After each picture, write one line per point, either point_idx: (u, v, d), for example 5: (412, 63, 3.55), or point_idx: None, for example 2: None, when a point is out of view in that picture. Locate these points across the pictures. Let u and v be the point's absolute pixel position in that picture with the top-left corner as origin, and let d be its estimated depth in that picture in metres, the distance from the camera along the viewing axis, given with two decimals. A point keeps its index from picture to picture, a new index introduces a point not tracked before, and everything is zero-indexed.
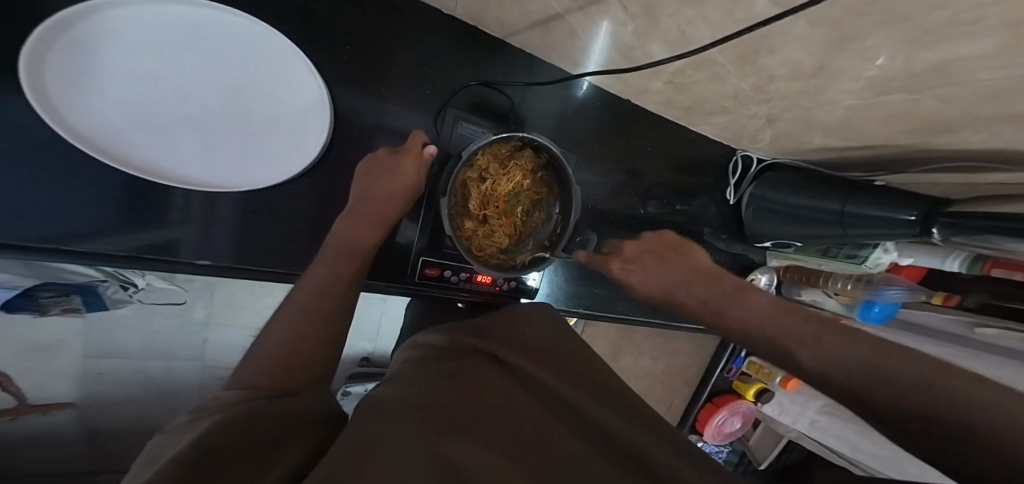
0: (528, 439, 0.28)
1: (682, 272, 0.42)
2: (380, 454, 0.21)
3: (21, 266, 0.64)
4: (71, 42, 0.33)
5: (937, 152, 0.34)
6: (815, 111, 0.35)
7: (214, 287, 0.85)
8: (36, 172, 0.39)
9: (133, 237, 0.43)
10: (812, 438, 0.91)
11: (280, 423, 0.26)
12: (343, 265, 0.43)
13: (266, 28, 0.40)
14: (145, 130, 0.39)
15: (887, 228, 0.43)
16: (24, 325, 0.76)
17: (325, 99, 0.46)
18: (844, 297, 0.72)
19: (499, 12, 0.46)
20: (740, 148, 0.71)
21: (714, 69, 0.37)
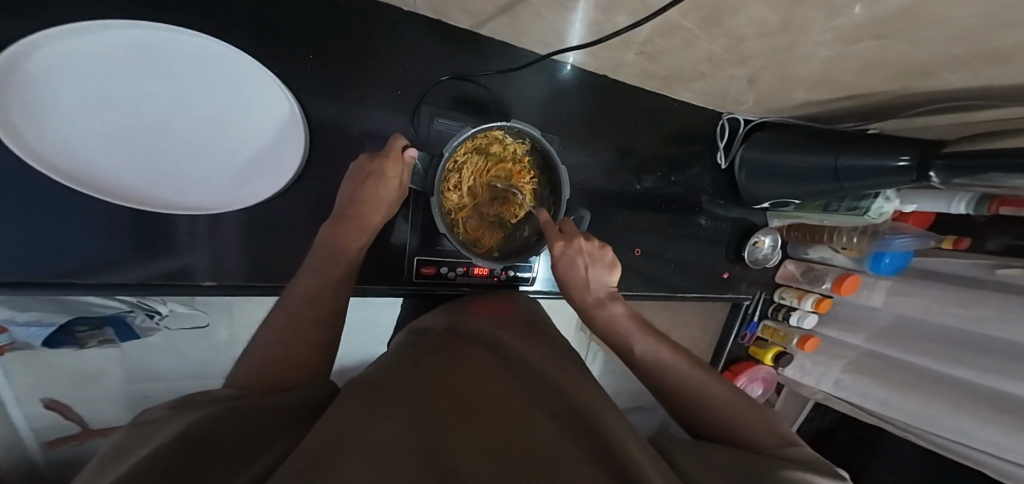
0: (507, 428, 0.29)
1: (597, 288, 0.51)
2: (361, 448, 0.22)
3: (50, 302, 0.68)
4: (32, 71, 0.34)
5: (929, 89, 0.32)
6: (794, 64, 0.34)
7: (231, 307, 0.91)
8: (43, 215, 0.41)
9: (142, 265, 0.45)
10: (839, 397, 0.87)
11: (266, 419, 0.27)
12: (335, 273, 0.44)
13: (230, 48, 0.40)
14: (115, 154, 0.40)
15: (884, 176, 0.41)
16: (68, 360, 0.82)
17: (298, 114, 0.47)
18: (852, 251, 0.72)
19: (463, 3, 0.45)
20: (726, 110, 0.69)
21: (683, 35, 0.36)
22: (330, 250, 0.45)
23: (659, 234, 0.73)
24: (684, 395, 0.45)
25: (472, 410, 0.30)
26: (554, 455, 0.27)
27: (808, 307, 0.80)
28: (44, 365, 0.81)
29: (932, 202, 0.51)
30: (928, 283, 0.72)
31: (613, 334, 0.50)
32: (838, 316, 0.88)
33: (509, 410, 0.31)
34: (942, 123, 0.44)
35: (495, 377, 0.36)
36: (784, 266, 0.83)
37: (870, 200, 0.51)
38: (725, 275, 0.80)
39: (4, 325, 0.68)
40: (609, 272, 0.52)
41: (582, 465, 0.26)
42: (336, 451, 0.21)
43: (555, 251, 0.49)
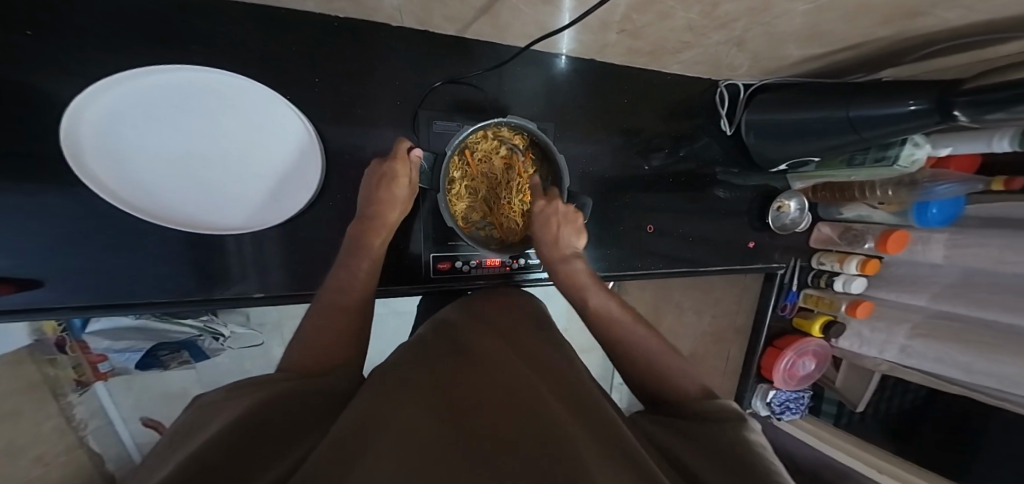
0: (517, 397, 0.31)
1: (568, 244, 0.54)
2: (387, 431, 0.25)
3: (137, 330, 0.80)
4: (97, 118, 0.40)
5: (931, 23, 0.30)
6: (781, 15, 0.32)
7: (282, 325, 1.01)
8: (116, 253, 0.48)
9: (198, 287, 0.52)
10: (915, 369, 0.79)
11: (301, 408, 0.31)
12: (365, 267, 0.49)
13: (247, 80, 0.45)
14: (162, 187, 0.45)
15: (902, 122, 0.38)
16: (159, 382, 0.96)
17: (313, 134, 0.50)
18: (891, 205, 0.66)
19: (442, 10, 0.47)
20: (723, 77, 0.67)
21: (659, 7, 0.35)
22: (353, 249, 0.49)
23: (675, 210, 0.71)
24: (632, 366, 0.45)
25: (486, 388, 0.32)
26: (559, 417, 0.28)
27: (852, 270, 0.74)
28: (141, 388, 0.95)
29: (972, 142, 0.47)
30: (991, 231, 0.65)
31: (571, 286, 0.53)
32: (892, 278, 0.80)
33: (519, 386, 0.33)
34: (961, 62, 0.41)
35: (505, 364, 0.37)
36: (819, 229, 0.80)
37: (897, 148, 0.47)
38: (752, 245, 0.77)
39: (105, 354, 0.81)
40: (578, 236, 0.55)
41: (585, 431, 0.28)
42: (355, 450, 0.23)
43: (535, 207, 0.55)
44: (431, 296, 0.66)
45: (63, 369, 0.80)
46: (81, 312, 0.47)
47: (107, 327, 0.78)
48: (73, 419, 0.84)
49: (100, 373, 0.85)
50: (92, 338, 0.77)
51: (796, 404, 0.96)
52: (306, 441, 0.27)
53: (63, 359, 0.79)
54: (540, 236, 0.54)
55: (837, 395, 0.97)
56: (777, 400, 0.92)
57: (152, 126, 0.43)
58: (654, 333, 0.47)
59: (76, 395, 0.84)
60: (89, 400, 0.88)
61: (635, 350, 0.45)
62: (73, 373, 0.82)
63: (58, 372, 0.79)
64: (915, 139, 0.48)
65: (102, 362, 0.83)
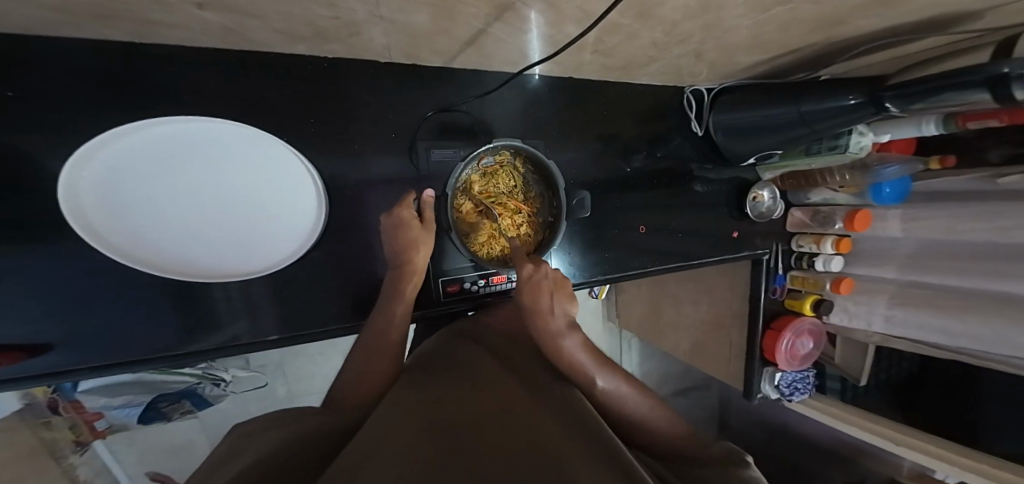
0: (488, 408, 0.38)
1: (558, 316, 0.51)
2: (379, 443, 0.31)
3: (131, 384, 0.78)
4: (94, 174, 0.41)
5: (854, 28, 0.35)
6: (728, 30, 0.37)
7: (283, 365, 1.00)
8: (130, 307, 0.48)
9: (212, 335, 0.53)
10: (898, 336, 0.82)
11: (314, 445, 0.37)
12: (400, 312, 0.52)
13: (248, 126, 0.48)
14: (169, 235, 0.47)
15: (845, 114, 0.44)
16: (163, 435, 0.93)
17: (314, 172, 0.55)
18: (850, 188, 0.72)
19: (429, 45, 0.52)
20: (686, 84, 0.73)
21: (626, 30, 0.40)
22: (389, 299, 0.52)
23: (661, 208, 0.75)
24: (623, 422, 0.48)
25: (463, 400, 0.39)
26: (519, 422, 0.36)
27: (829, 250, 0.80)
28: (145, 442, 0.92)
29: (905, 127, 0.55)
30: (941, 202, 0.71)
31: (568, 367, 0.50)
32: (863, 254, 0.86)
33: (489, 399, 0.40)
34: (879, 60, 0.48)
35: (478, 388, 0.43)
36: (792, 214, 0.85)
37: (846, 137, 0.53)
38: (735, 234, 0.82)
39: (103, 411, 0.80)
40: (570, 302, 0.53)
41: (539, 426, 0.35)
42: (359, 461, 0.29)
43: (522, 272, 0.53)
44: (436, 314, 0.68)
45: (60, 431, 0.79)
46: (86, 372, 0.47)
47: (100, 384, 0.75)
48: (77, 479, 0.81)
49: (99, 431, 0.84)
50: (85, 397, 0.75)
51: (804, 384, 0.97)
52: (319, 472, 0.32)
53: (58, 420, 0.78)
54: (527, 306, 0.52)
55: (839, 371, 1.01)
56: (784, 381, 0.94)
57: (154, 177, 0.44)
58: (653, 403, 0.49)
59: (78, 455, 0.83)
60: (91, 460, 0.85)
61: (640, 419, 0.47)
62: (71, 434, 0.81)
63: (54, 434, 0.78)
64: (861, 128, 0.54)
65: (98, 420, 0.82)
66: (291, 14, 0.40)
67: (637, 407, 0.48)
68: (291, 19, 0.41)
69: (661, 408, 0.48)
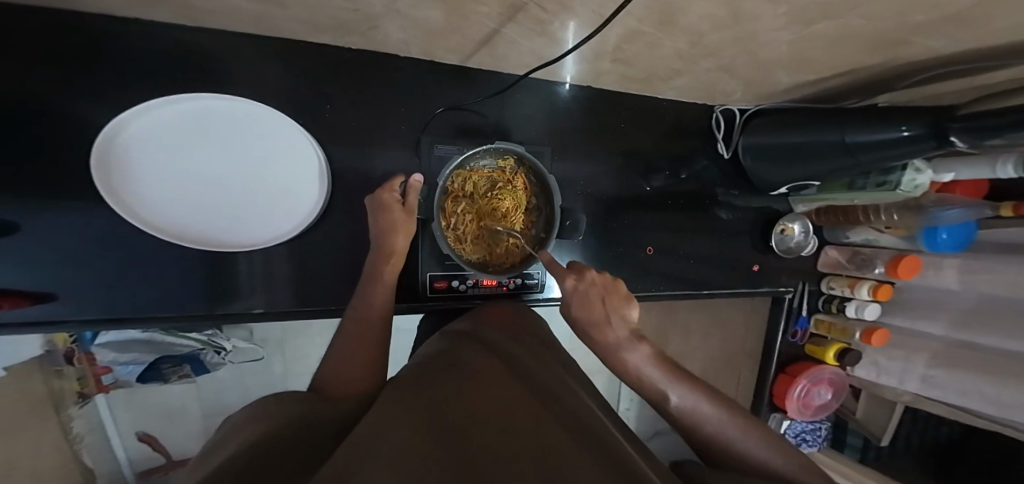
0: (514, 410, 0.28)
1: (618, 326, 0.49)
2: (381, 433, 0.23)
3: (141, 343, 0.79)
4: (123, 146, 0.43)
5: (918, 51, 0.30)
6: (763, 43, 0.33)
7: (283, 342, 1.01)
8: (128, 267, 0.48)
9: (204, 299, 0.51)
10: (933, 398, 0.74)
11: (292, 434, 0.28)
12: (377, 296, 0.49)
13: (261, 106, 0.48)
14: (181, 210, 0.47)
15: (896, 148, 0.38)
16: (160, 395, 0.96)
17: (320, 155, 0.52)
18: (897, 229, 0.63)
19: (443, 43, 0.49)
20: (718, 102, 0.67)
21: (647, 38, 0.37)
22: (369, 280, 0.51)
23: (677, 231, 0.70)
24: (715, 447, 0.43)
25: (483, 396, 0.30)
26: (553, 430, 0.26)
27: (864, 295, 0.71)
28: (144, 401, 0.95)
29: (976, 168, 0.47)
30: (1005, 259, 0.63)
31: (631, 377, 0.48)
32: (904, 304, 0.77)
33: (514, 398, 0.31)
34: (959, 88, 0.41)
35: (500, 389, 0.33)
36: (826, 253, 0.78)
37: (898, 173, 0.46)
38: (755, 268, 0.75)
39: (110, 366, 0.81)
40: (629, 306, 0.52)
41: (578, 439, 0.26)
42: (352, 451, 0.20)
43: (566, 287, 0.52)
44: (427, 317, 0.65)
45: (69, 381, 0.81)
46: (90, 324, 0.47)
47: (116, 341, 0.78)
48: (71, 433, 0.82)
49: (103, 385, 0.86)
50: (99, 351, 0.77)
51: (814, 436, 0.90)
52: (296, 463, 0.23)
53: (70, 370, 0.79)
54: (583, 318, 0.51)
55: (861, 430, 0.91)
56: (793, 431, 0.87)
57: (176, 152, 0.45)
58: (743, 426, 0.43)
59: (78, 407, 0.84)
60: (89, 413, 0.87)
61: (738, 453, 0.41)
62: (77, 384, 0.82)
63: (62, 383, 0.79)
64: (917, 164, 0.47)
65: (105, 374, 0.84)
66: (308, 7, 0.39)
67: (731, 431, 0.43)
68: (311, 12, 0.40)
69: (746, 426, 0.43)
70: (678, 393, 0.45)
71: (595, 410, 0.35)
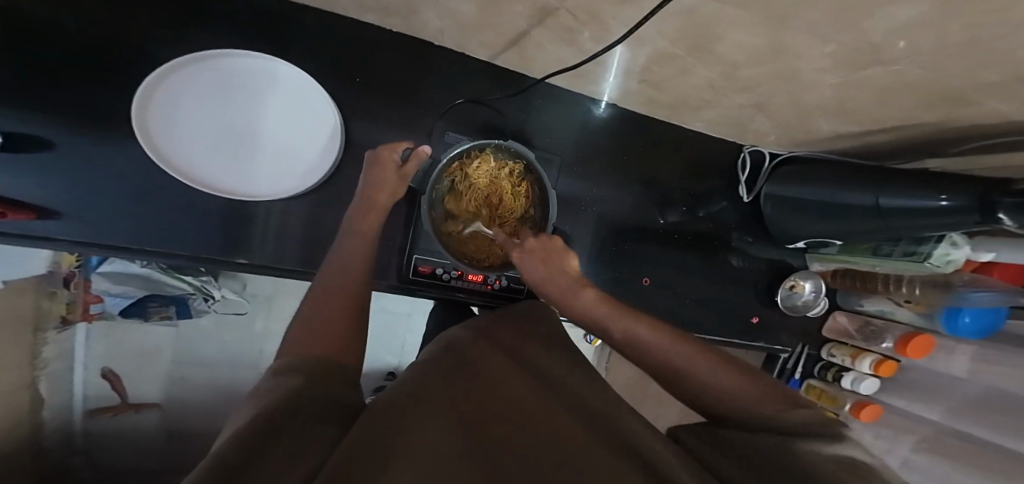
0: (533, 419, 0.27)
1: (563, 276, 0.48)
2: (398, 448, 0.21)
3: (137, 278, 0.76)
4: (163, 93, 0.43)
5: (976, 113, 0.27)
6: (803, 82, 0.31)
7: (272, 300, 0.94)
8: (116, 192, 0.46)
9: (190, 240, 0.49)
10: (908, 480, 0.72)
11: (315, 402, 0.27)
12: (359, 247, 0.46)
13: (295, 69, 0.47)
14: (204, 158, 0.46)
15: (932, 218, 0.35)
16: (139, 333, 0.88)
17: (338, 122, 0.50)
18: (918, 305, 0.60)
19: (473, 37, 0.48)
20: (747, 142, 0.65)
21: (679, 62, 0.35)
22: (349, 234, 0.46)
23: (681, 266, 0.68)
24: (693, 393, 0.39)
25: (504, 405, 0.29)
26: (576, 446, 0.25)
27: (866, 369, 0.68)
28: (120, 337, 0.87)
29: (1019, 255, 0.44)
30: None
31: (587, 321, 0.47)
32: (905, 383, 0.73)
33: (535, 405, 0.29)
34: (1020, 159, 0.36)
35: (548, 418, 0.28)
36: (834, 317, 0.73)
37: (930, 245, 0.44)
38: (754, 319, 0.72)
39: (101, 296, 0.77)
40: (568, 261, 0.50)
41: (607, 457, 0.24)
42: (366, 463, 0.19)
43: (511, 257, 0.50)
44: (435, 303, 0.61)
45: (57, 303, 0.76)
46: (86, 247, 0.46)
47: (115, 271, 0.74)
48: (37, 357, 0.74)
49: (89, 315, 0.80)
50: (97, 279, 0.74)
51: None
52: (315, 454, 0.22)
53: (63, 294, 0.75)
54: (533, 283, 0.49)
55: None
56: None
57: (213, 104, 0.45)
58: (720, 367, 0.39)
59: (55, 332, 0.77)
60: (62, 341, 0.80)
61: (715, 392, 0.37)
62: (63, 309, 0.77)
63: (50, 305, 0.75)
64: (954, 238, 0.44)
65: (95, 304, 0.79)
66: None
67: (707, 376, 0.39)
68: None
69: (731, 373, 0.39)
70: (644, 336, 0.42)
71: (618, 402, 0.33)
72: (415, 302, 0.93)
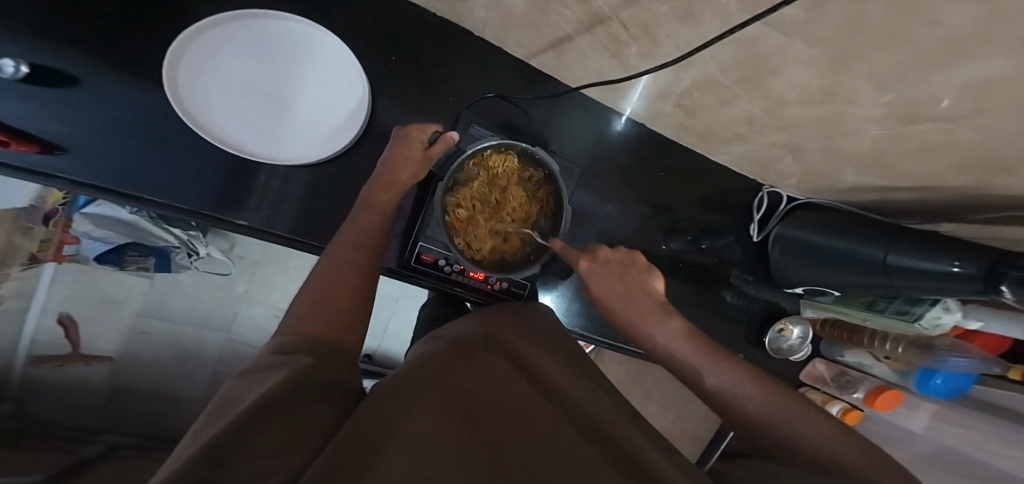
0: (535, 422, 0.27)
1: (626, 289, 0.52)
2: (399, 441, 0.21)
3: (123, 225, 0.72)
4: (204, 41, 0.42)
5: (1006, 183, 0.29)
6: (842, 124, 0.33)
7: (258, 265, 0.90)
8: (127, 124, 0.43)
9: (191, 189, 0.46)
10: None
11: (316, 376, 0.26)
12: (370, 222, 0.44)
13: (337, 41, 0.47)
14: (222, 111, 0.45)
15: (937, 281, 0.37)
16: (106, 280, 0.83)
17: (367, 99, 0.49)
18: (896, 362, 0.64)
19: (518, 34, 0.48)
20: (765, 182, 0.67)
21: (722, 91, 0.37)
22: (363, 209, 0.45)
23: (679, 293, 0.68)
24: (727, 413, 0.41)
25: (509, 405, 0.28)
26: (576, 455, 0.24)
27: (832, 414, 0.69)
28: (87, 282, 0.82)
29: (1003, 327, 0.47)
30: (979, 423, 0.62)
31: (633, 331, 0.51)
32: (873, 436, 0.76)
33: (537, 406, 0.29)
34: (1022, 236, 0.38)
35: (548, 428, 0.26)
36: (813, 364, 0.74)
37: (924, 307, 0.47)
38: (740, 357, 0.72)
39: (79, 238, 0.74)
40: (644, 276, 0.54)
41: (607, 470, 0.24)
42: (366, 456, 0.19)
43: (573, 264, 0.54)
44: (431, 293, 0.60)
45: (30, 241, 0.73)
46: (85, 189, 0.42)
47: (100, 214, 0.71)
48: None
49: (61, 255, 0.77)
50: (80, 219, 0.71)
51: None
52: (311, 443, 0.21)
53: (38, 231, 0.72)
54: (624, 303, 0.52)
55: None
56: None
57: (246, 59, 0.45)
58: (762, 392, 0.41)
59: (20, 268, 0.75)
60: (26, 279, 0.78)
61: (748, 411, 0.40)
62: (35, 247, 0.74)
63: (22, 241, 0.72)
64: (945, 303, 0.48)
65: (70, 245, 0.75)
66: None
67: (749, 404, 0.40)
68: None
69: (768, 392, 0.41)
70: (685, 358, 0.46)
71: (617, 410, 0.33)
72: (405, 287, 0.90)
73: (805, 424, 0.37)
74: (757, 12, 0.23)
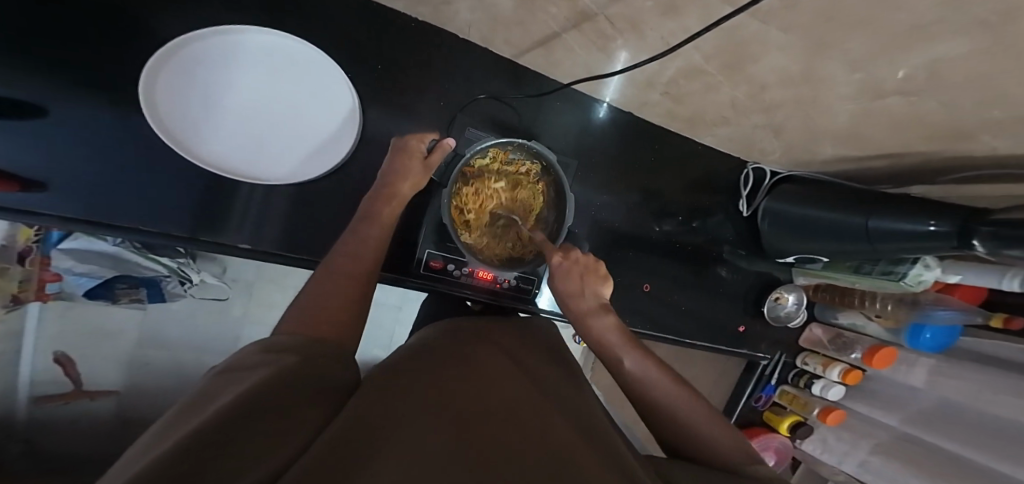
0: (523, 418, 0.27)
1: (593, 297, 0.51)
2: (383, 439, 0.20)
3: (106, 257, 0.71)
4: (184, 57, 0.42)
5: (970, 146, 0.31)
6: (819, 103, 0.35)
7: (253, 286, 0.91)
8: (125, 156, 0.44)
9: (193, 216, 0.47)
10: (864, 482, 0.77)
11: (304, 379, 0.25)
12: (376, 233, 0.45)
13: (321, 55, 0.47)
14: (210, 131, 0.45)
15: (916, 240, 0.40)
16: (98, 315, 0.82)
17: (357, 113, 0.51)
18: (887, 320, 0.67)
19: (504, 34, 0.49)
20: (750, 160, 0.69)
21: (707, 79, 0.38)
22: (369, 221, 0.46)
23: (676, 274, 0.71)
24: (658, 414, 0.44)
25: (496, 402, 0.28)
26: (567, 447, 0.25)
27: (834, 377, 0.75)
28: (80, 318, 0.81)
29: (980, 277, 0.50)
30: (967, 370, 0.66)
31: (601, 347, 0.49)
32: (870, 393, 0.79)
33: (521, 404, 0.29)
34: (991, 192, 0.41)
35: (535, 425, 0.26)
36: (810, 329, 0.79)
37: (907, 265, 0.50)
38: (741, 329, 0.75)
39: (62, 275, 0.71)
40: (603, 285, 0.53)
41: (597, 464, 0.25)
42: (350, 453, 0.18)
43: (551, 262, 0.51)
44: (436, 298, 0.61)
45: (7, 282, 0.67)
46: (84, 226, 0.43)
47: (80, 249, 0.69)
48: None
49: (44, 294, 0.74)
50: (59, 256, 0.68)
51: None
52: (290, 440, 0.20)
53: (15, 270, 0.67)
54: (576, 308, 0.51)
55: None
56: None
57: (228, 75, 0.45)
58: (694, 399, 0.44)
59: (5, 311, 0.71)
60: (13, 319, 0.74)
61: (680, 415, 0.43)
62: (15, 287, 0.69)
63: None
64: (925, 260, 0.51)
65: (53, 282, 0.72)
66: None
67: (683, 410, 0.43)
68: None
69: (695, 399, 0.44)
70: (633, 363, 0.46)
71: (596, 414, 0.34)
72: (406, 295, 0.91)
73: (716, 427, 0.42)
74: (742, 4, 0.24)
